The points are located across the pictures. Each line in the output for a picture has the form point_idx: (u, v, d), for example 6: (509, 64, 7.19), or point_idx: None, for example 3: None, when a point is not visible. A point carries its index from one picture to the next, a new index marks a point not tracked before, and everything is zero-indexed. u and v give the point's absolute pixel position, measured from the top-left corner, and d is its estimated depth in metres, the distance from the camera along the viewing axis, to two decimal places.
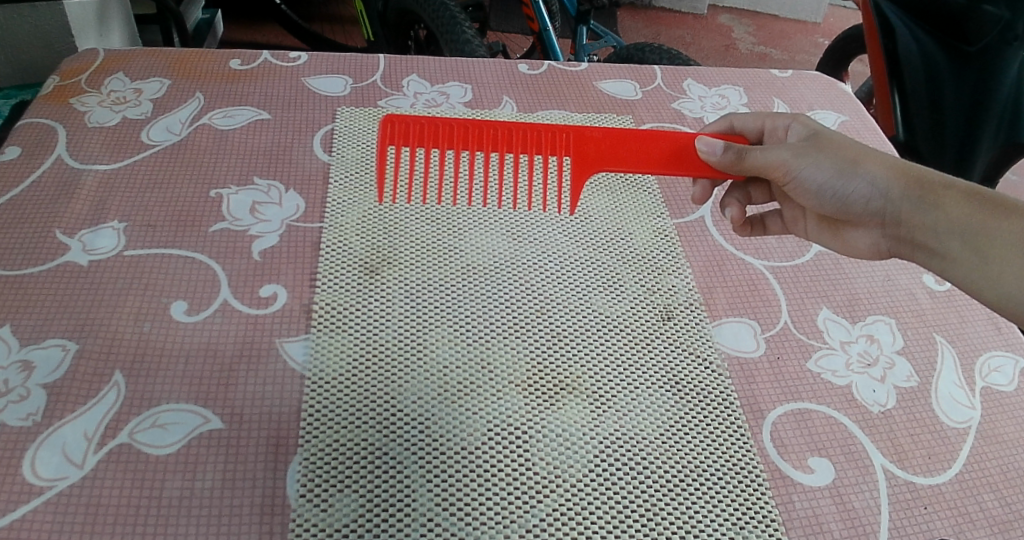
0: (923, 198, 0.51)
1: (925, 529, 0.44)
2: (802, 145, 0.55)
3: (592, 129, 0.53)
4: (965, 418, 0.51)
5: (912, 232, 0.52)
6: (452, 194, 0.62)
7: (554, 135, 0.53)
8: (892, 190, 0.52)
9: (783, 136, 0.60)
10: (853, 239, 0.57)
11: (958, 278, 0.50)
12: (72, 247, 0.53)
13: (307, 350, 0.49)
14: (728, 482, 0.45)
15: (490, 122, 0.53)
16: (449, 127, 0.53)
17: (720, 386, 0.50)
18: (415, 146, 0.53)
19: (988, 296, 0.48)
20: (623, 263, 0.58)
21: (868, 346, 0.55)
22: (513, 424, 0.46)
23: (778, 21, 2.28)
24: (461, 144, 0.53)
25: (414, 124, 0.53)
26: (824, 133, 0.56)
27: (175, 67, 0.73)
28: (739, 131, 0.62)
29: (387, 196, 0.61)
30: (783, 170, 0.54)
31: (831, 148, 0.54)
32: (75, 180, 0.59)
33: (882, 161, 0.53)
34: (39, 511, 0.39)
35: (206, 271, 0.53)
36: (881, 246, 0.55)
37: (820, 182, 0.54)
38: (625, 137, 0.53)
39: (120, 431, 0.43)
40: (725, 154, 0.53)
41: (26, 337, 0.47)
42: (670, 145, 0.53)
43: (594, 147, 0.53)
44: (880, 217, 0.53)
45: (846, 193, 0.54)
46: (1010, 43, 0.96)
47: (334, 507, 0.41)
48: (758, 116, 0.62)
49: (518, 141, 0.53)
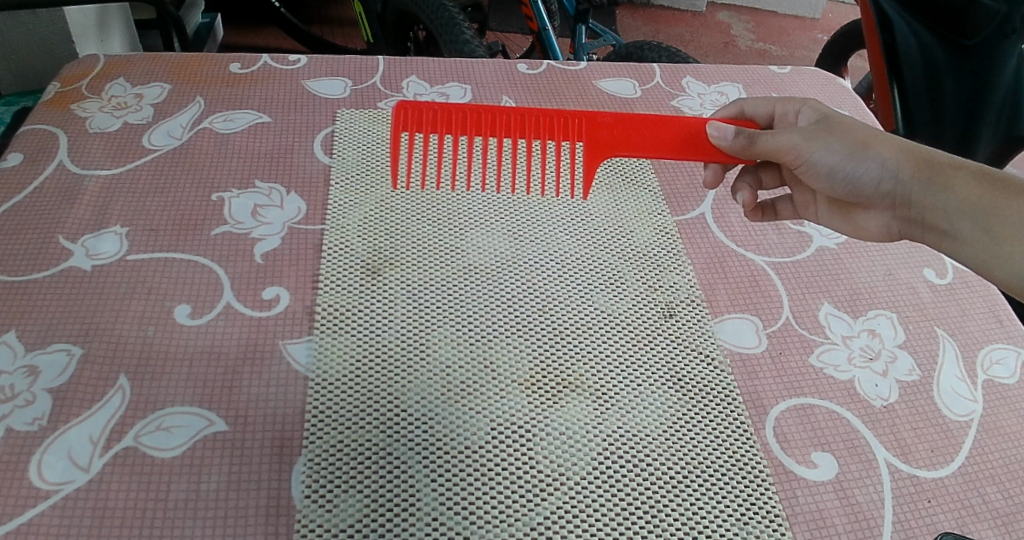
0: (933, 179, 0.51)
1: (930, 523, 0.44)
2: (812, 128, 0.55)
3: (604, 116, 0.53)
4: (967, 412, 0.51)
5: (923, 215, 0.52)
6: (461, 182, 0.63)
7: (566, 121, 0.53)
8: (903, 172, 0.52)
9: (793, 120, 0.60)
10: (863, 222, 0.58)
11: (970, 260, 0.50)
12: (75, 253, 0.54)
13: (311, 351, 0.49)
14: (734, 480, 0.45)
15: (503, 109, 0.53)
16: (464, 113, 0.53)
17: (722, 383, 0.50)
18: (429, 133, 0.53)
19: (999, 277, 0.49)
20: (625, 260, 0.58)
21: (870, 341, 0.55)
22: (517, 423, 0.46)
23: (777, 17, 2.28)
24: (473, 130, 0.53)
25: (427, 110, 0.53)
26: (833, 117, 0.56)
27: (176, 72, 0.73)
28: (750, 115, 0.63)
29: (401, 183, 0.62)
30: (794, 153, 0.54)
31: (842, 131, 0.54)
32: (78, 186, 0.59)
33: (893, 143, 0.53)
34: (45, 516, 0.39)
35: (209, 274, 0.54)
36: (892, 228, 0.56)
37: (832, 164, 0.54)
38: (636, 122, 0.53)
39: (125, 435, 0.43)
40: (737, 139, 0.53)
41: (31, 343, 0.47)
42: (681, 130, 0.54)
43: (607, 133, 0.53)
44: (891, 199, 0.54)
45: (858, 176, 0.54)
46: (1009, 36, 0.95)
47: (339, 507, 0.41)
48: (768, 100, 0.62)
49: (531, 127, 0.53)
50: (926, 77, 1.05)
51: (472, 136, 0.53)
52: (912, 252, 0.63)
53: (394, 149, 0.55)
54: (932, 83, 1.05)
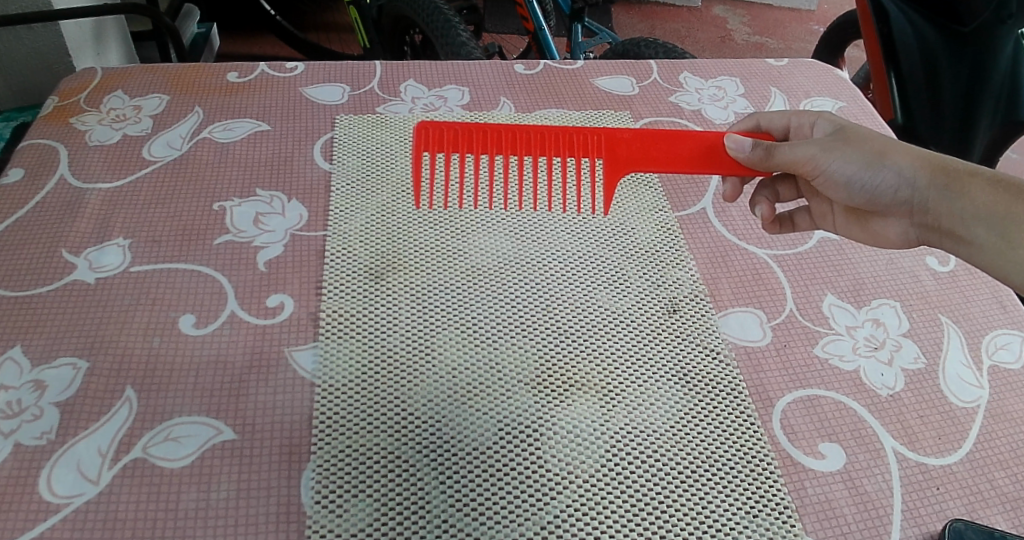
0: (949, 186, 0.51)
1: (939, 511, 0.44)
2: (828, 139, 0.54)
3: (621, 132, 0.54)
4: (974, 398, 0.51)
5: (940, 221, 0.51)
6: (470, 203, 0.61)
7: (586, 137, 0.54)
8: (919, 179, 0.52)
9: (808, 133, 0.60)
10: (881, 229, 0.56)
11: (984, 264, 0.50)
12: (78, 266, 0.54)
13: (317, 357, 0.49)
14: (742, 470, 0.45)
15: (524, 128, 0.55)
16: (482, 131, 0.54)
17: (728, 376, 0.50)
18: (450, 151, 0.53)
19: (1015, 282, 0.48)
20: (628, 258, 0.58)
21: (875, 330, 0.55)
22: (524, 422, 0.46)
23: (772, 10, 2.28)
24: (494, 148, 0.53)
25: (449, 129, 0.54)
26: (849, 128, 0.56)
27: (173, 83, 0.73)
28: (766, 128, 0.62)
29: (425, 203, 0.61)
30: (811, 165, 0.54)
31: (858, 141, 0.54)
32: (79, 199, 0.60)
33: (909, 152, 0.52)
34: (57, 529, 0.40)
35: (213, 284, 0.54)
36: (909, 234, 0.55)
37: (848, 174, 0.54)
38: (653, 139, 0.54)
39: (133, 446, 0.44)
40: (754, 151, 0.53)
41: (37, 357, 0.48)
42: (700, 145, 0.54)
43: (626, 149, 0.54)
44: (908, 207, 0.53)
45: (875, 185, 0.53)
46: (1005, 22, 0.97)
47: (350, 512, 0.41)
48: (784, 113, 0.61)
49: (552, 144, 0.54)
50: (925, 66, 1.05)
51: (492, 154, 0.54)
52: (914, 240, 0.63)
53: (416, 168, 0.56)
54: (930, 71, 1.05)
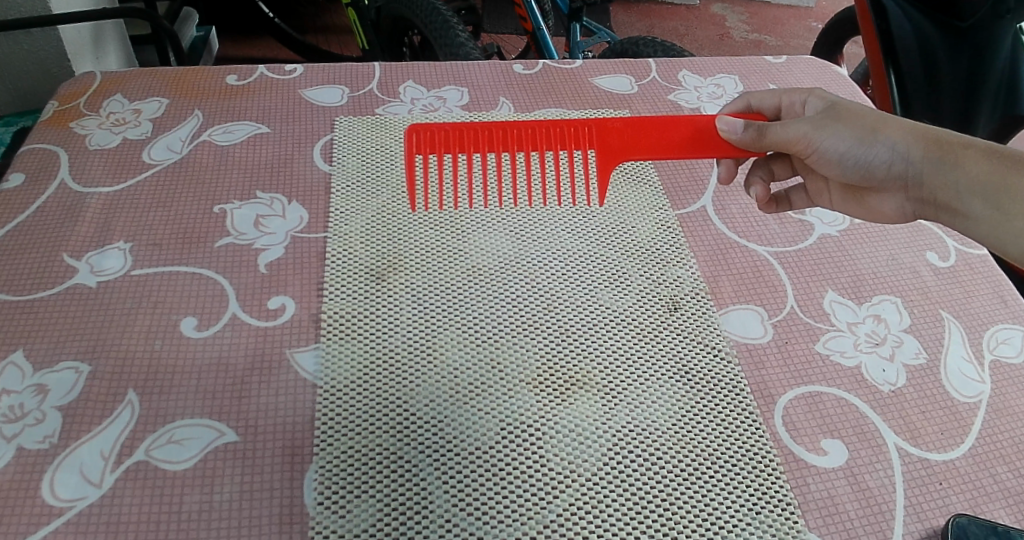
0: (944, 158, 0.51)
1: (942, 506, 0.44)
2: (820, 116, 0.54)
3: (613, 120, 0.54)
4: (975, 393, 0.51)
5: (935, 194, 0.52)
6: (469, 203, 0.61)
7: (576, 130, 0.54)
8: (913, 153, 0.52)
9: (800, 111, 0.59)
10: (877, 204, 0.57)
11: (980, 236, 0.50)
12: (80, 269, 0.54)
13: (318, 360, 0.49)
14: (744, 468, 0.45)
15: (514, 123, 0.54)
16: (475, 130, 0.54)
17: (731, 375, 0.50)
18: (441, 152, 0.54)
19: (1011, 252, 0.48)
20: (628, 256, 0.58)
21: (876, 326, 0.55)
22: (525, 422, 0.46)
23: (771, 8, 2.28)
24: (486, 146, 0.54)
25: (439, 131, 0.55)
26: (841, 104, 0.56)
27: (173, 86, 0.74)
28: (757, 109, 0.62)
29: (420, 207, 0.61)
30: (803, 142, 0.54)
31: (850, 117, 0.53)
32: (80, 203, 0.60)
33: (902, 125, 0.52)
34: (61, 532, 0.40)
35: (215, 286, 0.54)
36: (907, 209, 0.55)
37: (841, 150, 0.54)
38: (647, 127, 0.54)
39: (136, 449, 0.44)
40: (747, 132, 0.53)
41: (39, 361, 0.48)
42: (691, 129, 0.54)
43: (617, 138, 0.54)
44: (902, 182, 0.53)
45: (868, 160, 0.53)
46: (1004, 16, 0.97)
47: (353, 512, 0.41)
48: (776, 92, 0.61)
49: (543, 139, 0.54)
50: (923, 63, 1.05)
51: (486, 151, 0.54)
52: (914, 236, 0.62)
53: (410, 172, 0.57)
54: (929, 67, 1.05)
